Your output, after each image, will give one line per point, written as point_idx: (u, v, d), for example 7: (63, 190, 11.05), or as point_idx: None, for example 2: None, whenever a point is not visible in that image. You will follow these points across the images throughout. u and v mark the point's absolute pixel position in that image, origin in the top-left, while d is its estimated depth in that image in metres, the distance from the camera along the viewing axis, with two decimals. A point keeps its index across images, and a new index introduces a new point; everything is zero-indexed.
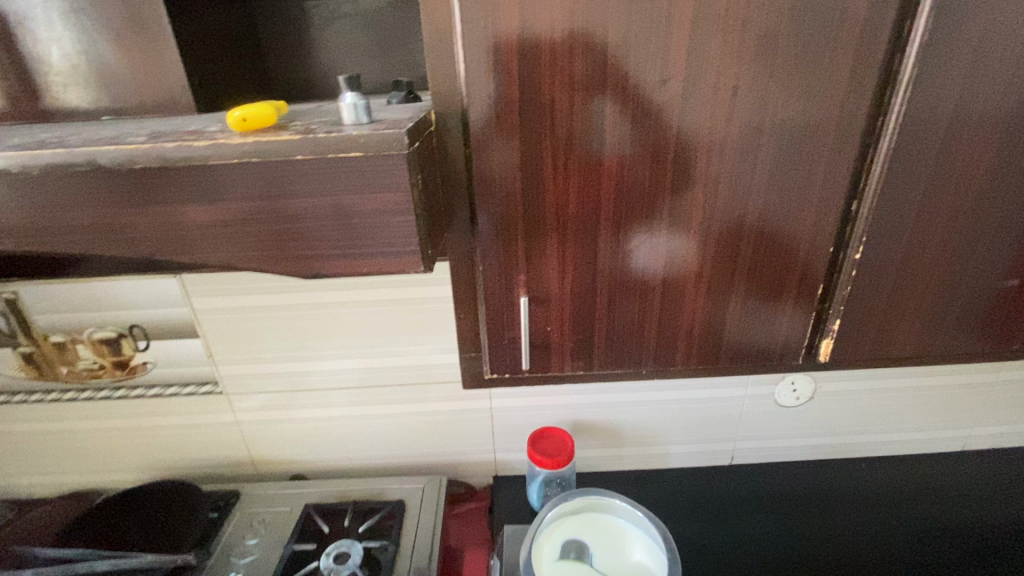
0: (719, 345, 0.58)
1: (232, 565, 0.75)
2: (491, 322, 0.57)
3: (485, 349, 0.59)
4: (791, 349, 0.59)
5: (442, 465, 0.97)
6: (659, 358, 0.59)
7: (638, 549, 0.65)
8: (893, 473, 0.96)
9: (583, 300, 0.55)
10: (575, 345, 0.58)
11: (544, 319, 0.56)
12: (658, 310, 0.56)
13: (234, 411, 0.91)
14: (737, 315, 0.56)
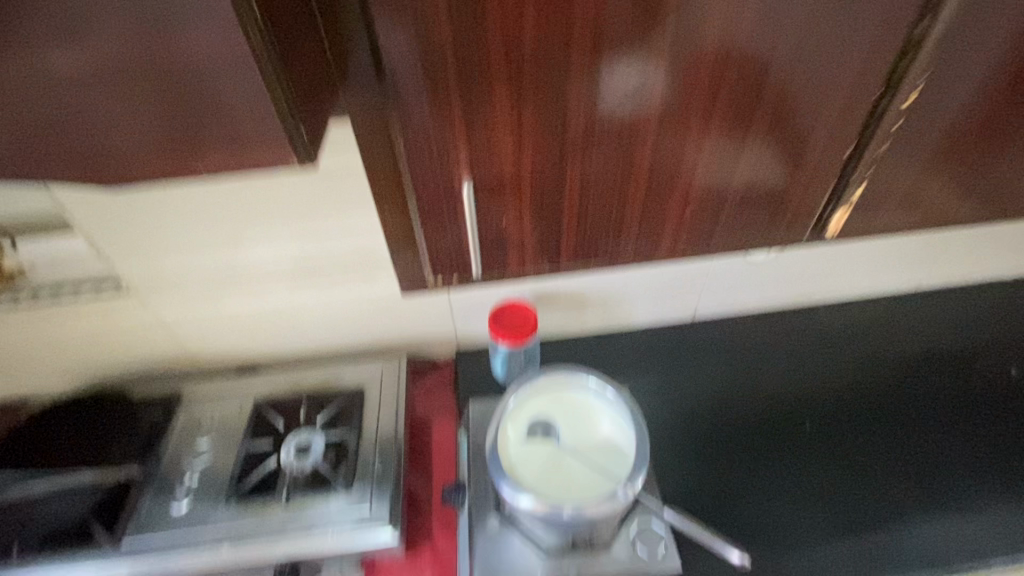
0: (709, 225, 0.48)
1: (187, 470, 0.72)
2: (430, 218, 0.45)
3: (423, 246, 0.47)
4: (797, 226, 0.50)
5: (398, 344, 0.91)
6: (641, 247, 0.49)
7: (605, 421, 0.64)
8: (847, 318, 0.97)
9: (545, 181, 0.44)
10: (537, 237, 0.47)
11: (497, 210, 0.45)
12: (639, 189, 0.45)
13: (150, 310, 0.79)
14: (735, 187, 0.46)
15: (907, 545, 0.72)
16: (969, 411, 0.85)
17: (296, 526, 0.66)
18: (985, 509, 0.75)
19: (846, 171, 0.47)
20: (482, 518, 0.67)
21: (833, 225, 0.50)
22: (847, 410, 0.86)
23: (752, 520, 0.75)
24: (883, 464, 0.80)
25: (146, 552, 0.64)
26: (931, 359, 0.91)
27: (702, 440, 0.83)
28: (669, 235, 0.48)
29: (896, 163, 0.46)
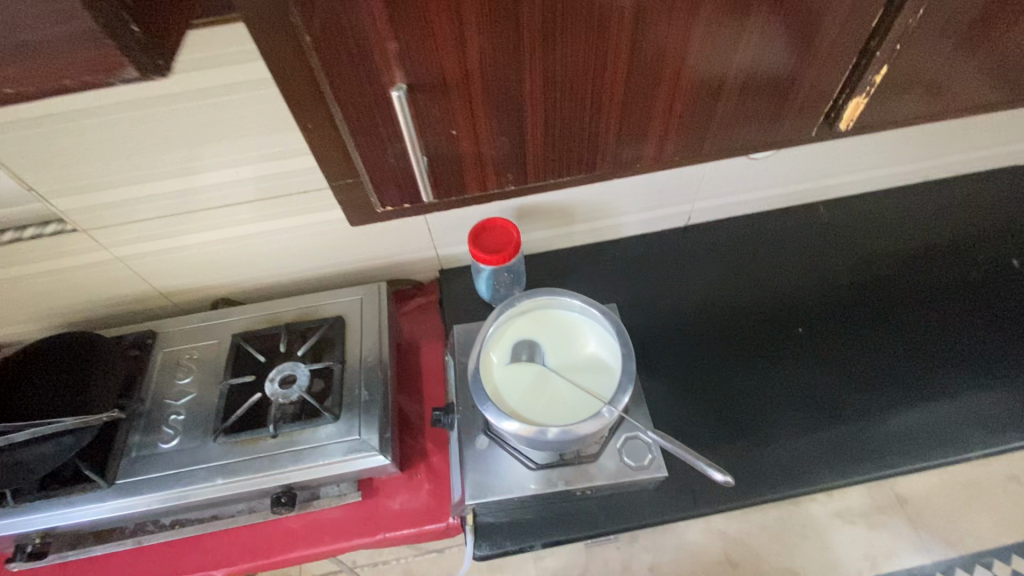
0: (710, 126, 0.38)
1: (172, 407, 0.71)
2: (358, 139, 0.33)
3: (364, 175, 0.36)
4: (810, 118, 0.39)
5: (381, 269, 0.88)
6: (619, 156, 0.39)
7: (591, 341, 0.62)
8: (846, 216, 0.93)
9: (505, 77, 0.31)
10: (499, 152, 0.36)
11: (443, 121, 0.33)
12: (625, 81, 0.33)
13: (106, 248, 0.73)
14: (748, 74, 0.35)
15: (895, 437, 0.71)
16: (966, 306, 0.82)
17: (287, 456, 0.66)
18: (975, 399, 0.74)
19: (870, 44, 0.34)
20: (471, 438, 0.67)
21: (847, 117, 0.39)
22: (839, 311, 0.83)
23: (740, 423, 0.74)
24: (874, 363, 0.78)
25: (142, 489, 0.65)
26: (929, 255, 0.88)
27: (691, 349, 0.81)
28: (654, 139, 0.38)
29: (956, 31, 0.34)
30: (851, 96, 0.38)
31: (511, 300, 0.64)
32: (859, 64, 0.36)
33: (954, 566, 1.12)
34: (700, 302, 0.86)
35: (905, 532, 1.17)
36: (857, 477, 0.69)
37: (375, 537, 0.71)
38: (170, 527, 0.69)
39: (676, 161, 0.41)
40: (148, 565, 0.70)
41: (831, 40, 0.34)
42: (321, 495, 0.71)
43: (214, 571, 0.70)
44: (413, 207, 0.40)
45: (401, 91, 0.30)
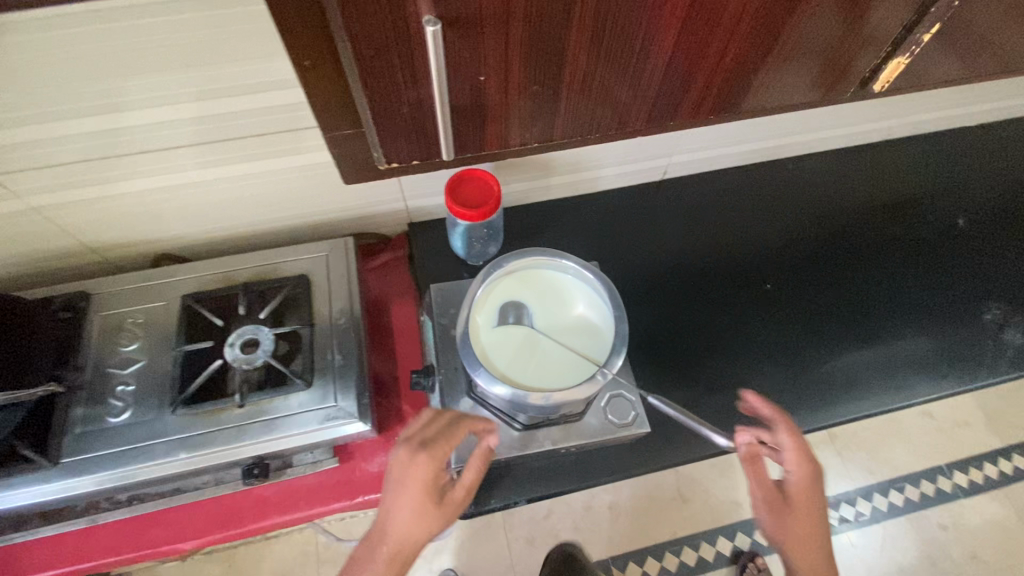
0: (747, 83, 0.36)
1: (119, 377, 0.64)
2: (368, 82, 0.28)
3: (371, 126, 0.32)
4: (845, 85, 0.38)
5: (344, 221, 0.82)
6: (654, 118, 0.37)
7: (580, 302, 0.60)
8: (814, 173, 0.95)
9: (553, 8, 0.27)
10: (525, 104, 0.33)
11: (472, 62, 0.29)
12: (681, 27, 0.30)
13: (19, 195, 0.62)
14: (801, 33, 0.32)
15: (850, 387, 0.76)
16: (915, 259, 0.87)
17: (257, 427, 0.62)
18: (915, 346, 0.80)
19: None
20: (455, 401, 0.65)
21: (884, 77, 0.37)
22: (806, 267, 0.86)
23: (711, 373, 0.77)
24: (833, 312, 0.83)
25: (94, 467, 0.59)
26: (887, 212, 0.92)
27: (668, 304, 0.82)
28: (694, 95, 0.36)
29: None
30: (892, 57, 0.35)
31: (498, 260, 0.61)
32: (912, 21, 0.33)
33: (873, 491, 1.26)
34: (677, 254, 0.86)
35: (834, 464, 1.30)
36: (814, 421, 0.74)
37: (355, 500, 0.70)
38: (126, 504, 0.64)
39: (700, 121, 0.40)
40: (105, 542, 0.65)
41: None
42: (295, 463, 0.67)
43: (181, 543, 0.66)
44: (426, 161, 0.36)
45: (436, 26, 0.25)
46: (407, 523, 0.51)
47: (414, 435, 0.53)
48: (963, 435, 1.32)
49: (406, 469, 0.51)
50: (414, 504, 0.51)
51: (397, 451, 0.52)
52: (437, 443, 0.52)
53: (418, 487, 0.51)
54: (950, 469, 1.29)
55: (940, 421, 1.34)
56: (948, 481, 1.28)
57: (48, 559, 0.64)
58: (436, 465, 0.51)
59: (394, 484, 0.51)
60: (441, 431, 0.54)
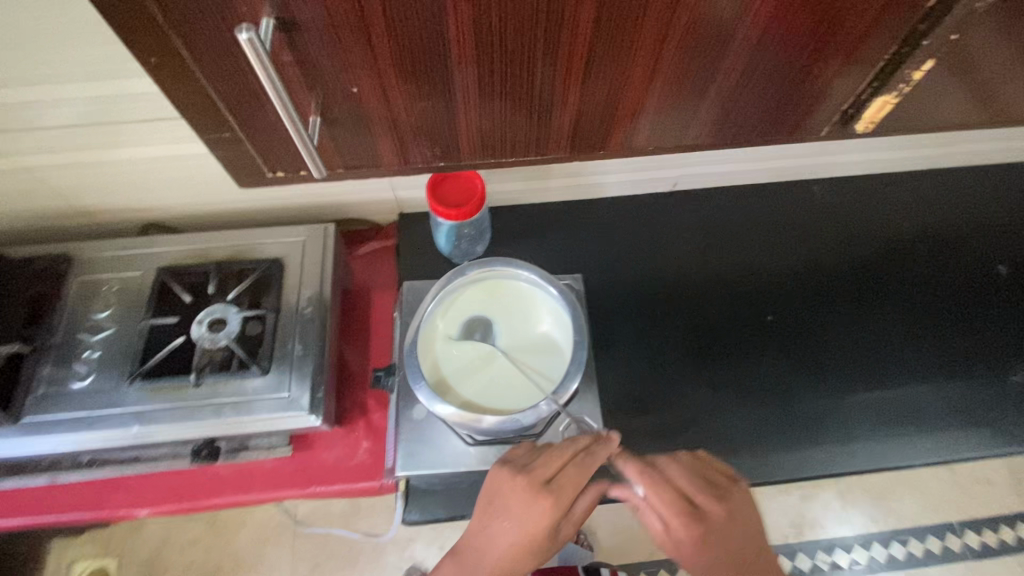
0: (697, 108, 0.32)
1: (86, 343, 0.65)
2: (223, 91, 0.28)
3: (241, 134, 0.31)
4: (826, 117, 0.34)
5: (332, 206, 0.80)
6: (586, 140, 0.34)
7: (546, 319, 0.57)
8: (841, 197, 0.86)
9: (419, 22, 0.25)
10: (420, 120, 0.31)
11: (337, 74, 0.27)
12: (590, 46, 0.27)
13: (7, 154, 0.63)
14: (741, 60, 0.29)
15: (841, 438, 0.70)
16: (939, 301, 0.79)
17: (209, 408, 0.61)
18: (919, 394, 0.73)
19: (920, 26, 0.28)
20: (410, 405, 0.63)
21: (868, 115, 0.33)
22: (814, 299, 0.79)
23: (689, 398, 0.72)
24: (835, 348, 0.75)
25: (51, 429, 0.60)
26: (917, 246, 0.83)
27: (656, 325, 0.76)
28: (630, 116, 0.32)
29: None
30: (880, 92, 0.32)
31: (463, 267, 0.58)
32: (896, 53, 0.30)
33: (873, 540, 1.19)
34: (675, 272, 0.80)
35: (834, 506, 1.22)
36: (791, 457, 0.69)
37: (307, 490, 0.69)
38: (86, 466, 0.66)
39: (654, 143, 0.35)
40: (66, 498, 0.67)
41: (874, 28, 0.28)
42: (250, 446, 0.67)
43: (135, 510, 0.67)
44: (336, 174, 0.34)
45: (252, 34, 0.23)
46: (508, 559, 0.47)
47: (542, 467, 0.48)
48: (983, 494, 1.22)
49: (527, 508, 0.46)
50: (523, 543, 0.47)
51: (515, 483, 0.47)
52: (564, 483, 0.47)
53: (536, 530, 0.46)
54: (962, 529, 1.19)
55: (959, 476, 1.24)
56: (958, 540, 1.18)
57: (12, 507, 0.66)
58: (560, 510, 0.46)
59: (508, 518, 0.47)
60: (564, 467, 0.48)
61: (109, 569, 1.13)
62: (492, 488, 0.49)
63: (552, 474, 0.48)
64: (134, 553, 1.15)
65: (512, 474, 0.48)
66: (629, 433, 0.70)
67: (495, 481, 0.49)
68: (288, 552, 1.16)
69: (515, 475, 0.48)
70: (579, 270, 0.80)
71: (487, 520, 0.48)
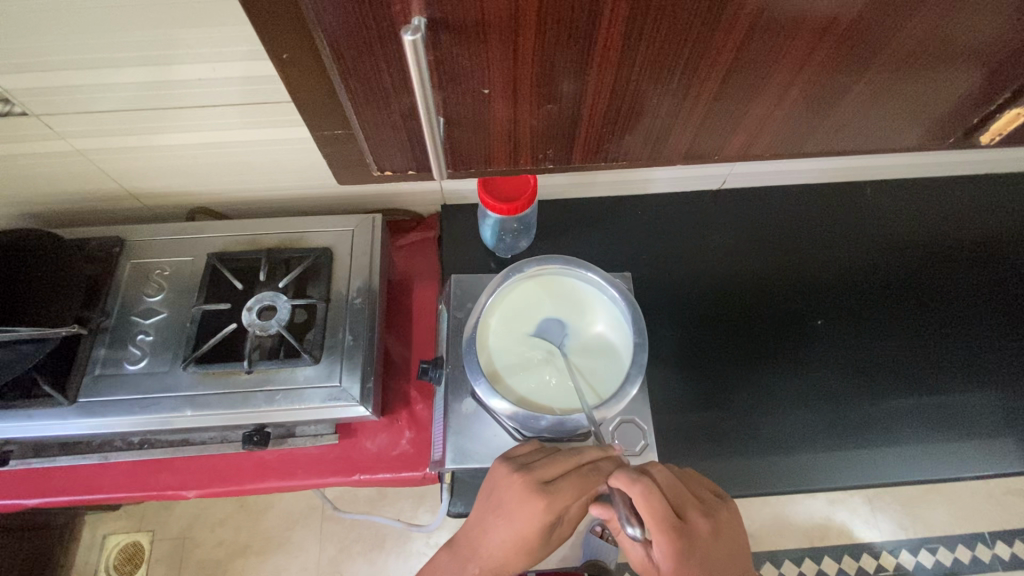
0: (825, 108, 0.31)
1: (139, 326, 0.66)
2: (354, 86, 0.27)
3: (359, 131, 0.31)
4: (943, 129, 0.34)
5: (376, 196, 0.80)
6: (694, 140, 0.33)
7: (601, 320, 0.57)
8: (895, 200, 0.84)
9: (570, 21, 0.24)
10: (539, 122, 0.31)
11: (473, 74, 0.27)
12: (735, 48, 0.26)
13: (63, 137, 0.63)
14: (888, 64, 0.28)
15: (897, 446, 0.67)
16: (999, 307, 0.77)
17: (262, 395, 0.62)
18: (979, 401, 0.70)
19: None
20: (458, 399, 0.63)
21: (996, 129, 0.33)
22: (866, 304, 0.77)
23: (740, 400, 0.70)
24: (890, 354, 0.74)
25: (106, 411, 0.61)
26: (977, 251, 0.80)
27: (703, 325, 0.75)
28: (753, 119, 0.32)
29: None
30: (1010, 108, 0.31)
31: (520, 264, 0.57)
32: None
33: (901, 547, 1.17)
34: (722, 272, 0.79)
35: (862, 511, 1.21)
36: (847, 462, 0.67)
37: (350, 478, 0.70)
38: (136, 447, 0.67)
39: (765, 149, 0.35)
40: (116, 478, 0.68)
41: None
42: (297, 433, 0.68)
43: (183, 491, 0.68)
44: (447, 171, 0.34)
45: (417, 36, 0.22)
46: (497, 553, 0.48)
47: (543, 468, 0.47)
48: (1016, 505, 1.20)
49: (519, 504, 0.46)
50: (512, 540, 0.47)
51: (513, 479, 0.47)
52: (562, 487, 0.47)
53: (525, 529, 0.46)
54: (993, 539, 1.18)
55: (993, 487, 1.22)
56: (989, 551, 1.17)
57: (64, 485, 0.67)
58: (553, 512, 0.46)
59: (501, 514, 0.47)
60: (565, 473, 0.48)
61: (142, 543, 1.16)
62: (492, 481, 0.49)
63: (552, 476, 0.47)
64: (167, 528, 1.18)
65: (508, 475, 0.48)
66: (675, 435, 0.68)
67: (496, 476, 0.49)
68: (316, 533, 1.18)
69: (516, 471, 0.48)
70: (624, 267, 0.79)
71: (483, 512, 0.49)
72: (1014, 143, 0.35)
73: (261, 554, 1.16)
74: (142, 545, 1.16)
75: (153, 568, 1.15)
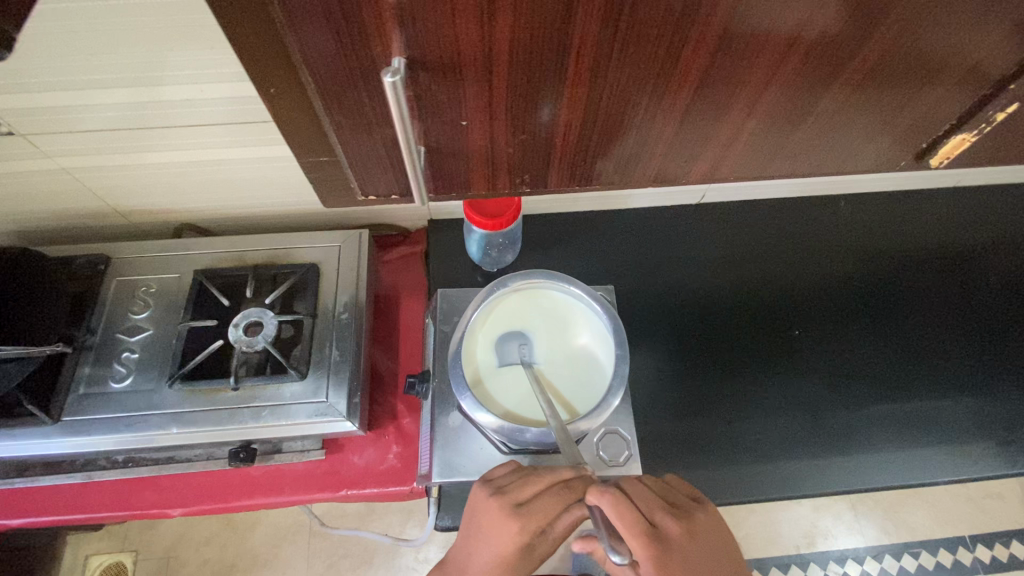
0: (786, 133, 0.33)
1: (125, 344, 0.66)
2: (340, 118, 0.28)
3: (344, 159, 0.32)
4: (899, 152, 0.36)
5: (363, 212, 0.81)
6: (665, 164, 0.35)
7: (584, 332, 0.59)
8: (867, 213, 0.87)
9: (540, 57, 0.26)
10: (517, 149, 0.32)
11: (451, 106, 0.28)
12: (697, 80, 0.28)
13: (50, 156, 0.63)
14: (840, 94, 0.30)
15: (875, 451, 0.69)
16: (968, 314, 0.79)
17: (248, 411, 0.62)
18: (950, 406, 0.73)
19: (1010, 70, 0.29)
20: (444, 412, 0.63)
21: (944, 151, 0.35)
22: (841, 314, 0.79)
23: (722, 410, 0.72)
24: (865, 363, 0.76)
25: (90, 430, 0.60)
26: (946, 261, 0.83)
27: (685, 335, 0.77)
28: (720, 143, 0.33)
29: None
30: (958, 131, 0.33)
31: (504, 278, 0.58)
32: (985, 93, 0.31)
33: (884, 552, 1.19)
34: (703, 283, 0.81)
35: (846, 517, 1.23)
36: (826, 469, 0.68)
37: (337, 493, 0.70)
38: (121, 465, 0.66)
39: (733, 172, 0.37)
40: (100, 497, 0.67)
41: (973, 72, 0.29)
42: (284, 449, 0.68)
43: (168, 510, 0.68)
44: (429, 195, 0.36)
45: (395, 77, 0.24)
46: None
47: (516, 489, 0.48)
48: (994, 508, 1.23)
49: (496, 528, 0.47)
50: (496, 564, 0.47)
51: (489, 502, 0.48)
52: (535, 507, 0.47)
53: (503, 551, 0.46)
54: (973, 542, 1.20)
55: (972, 491, 1.25)
56: (970, 554, 1.19)
57: (45, 505, 0.66)
58: (529, 532, 0.46)
59: (482, 540, 0.47)
60: (540, 492, 0.48)
61: (125, 563, 1.14)
62: (472, 506, 0.50)
63: (526, 498, 0.48)
64: (151, 547, 1.16)
65: (485, 498, 0.49)
66: (660, 444, 0.69)
67: (476, 501, 0.50)
68: (303, 549, 1.17)
69: (491, 495, 0.49)
70: (607, 279, 0.80)
71: (466, 539, 0.49)
72: (965, 164, 0.38)
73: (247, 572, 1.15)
74: (125, 565, 1.14)
75: None
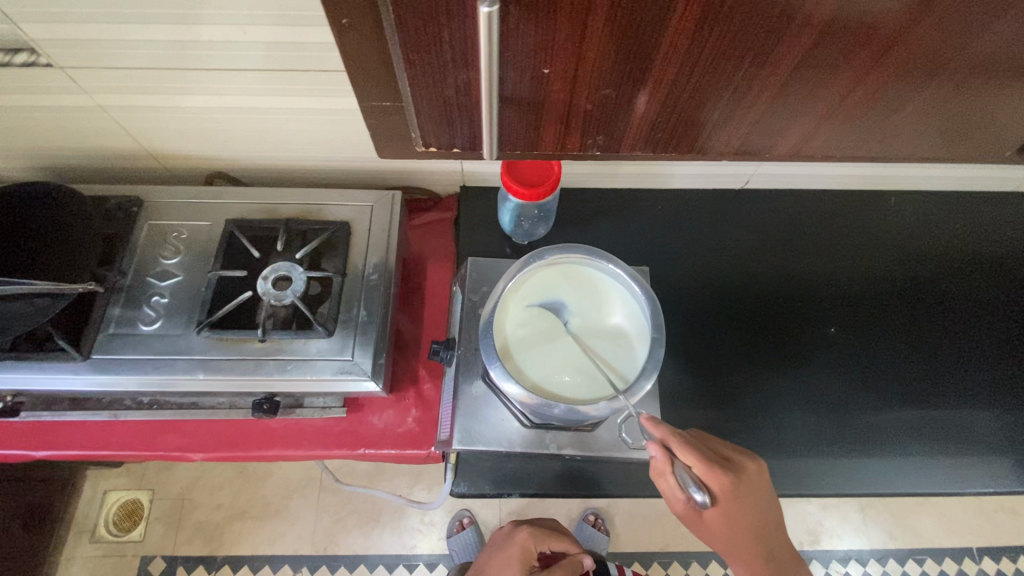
0: (883, 114, 0.31)
1: (155, 288, 0.66)
2: (414, 58, 0.27)
3: (410, 104, 0.30)
4: (993, 141, 0.34)
5: (394, 173, 0.79)
6: (746, 135, 0.33)
7: (618, 311, 0.57)
8: (919, 211, 0.83)
9: (648, 7, 0.23)
10: (597, 106, 0.30)
11: (533, 54, 0.26)
12: (810, 46, 0.26)
13: (84, 92, 0.62)
14: (961, 73, 0.28)
15: (899, 456, 0.68)
16: (1016, 324, 0.76)
17: (273, 364, 0.62)
18: (988, 416, 0.70)
19: None
20: (469, 381, 0.63)
21: None
22: (881, 313, 0.76)
23: (748, 402, 0.70)
24: (902, 366, 0.73)
25: (117, 369, 0.61)
26: (999, 268, 0.80)
27: (717, 324, 0.75)
28: (813, 118, 0.31)
29: None
30: None
31: (541, 251, 0.58)
32: None
33: (888, 556, 1.18)
34: (739, 272, 0.78)
35: (852, 519, 1.22)
36: (851, 471, 0.67)
37: (356, 451, 0.70)
38: (146, 407, 0.67)
39: (817, 151, 0.35)
40: (124, 437, 0.69)
41: None
42: (306, 404, 0.68)
43: (190, 454, 0.69)
44: (495, 151, 0.34)
45: (493, 8, 0.22)
46: None
47: None
48: (1004, 522, 1.21)
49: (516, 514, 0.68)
50: None
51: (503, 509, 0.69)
52: None
53: None
54: (979, 554, 1.19)
55: (985, 504, 1.23)
56: (975, 565, 1.18)
57: (71, 441, 0.68)
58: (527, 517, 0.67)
59: None
60: None
61: (142, 501, 1.18)
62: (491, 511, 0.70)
63: None
64: (166, 488, 1.19)
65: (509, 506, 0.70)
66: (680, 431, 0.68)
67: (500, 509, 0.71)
68: (311, 502, 1.20)
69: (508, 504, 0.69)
70: (639, 260, 0.78)
71: None
72: None
73: (257, 519, 1.18)
74: (142, 503, 1.18)
75: (151, 526, 1.17)
